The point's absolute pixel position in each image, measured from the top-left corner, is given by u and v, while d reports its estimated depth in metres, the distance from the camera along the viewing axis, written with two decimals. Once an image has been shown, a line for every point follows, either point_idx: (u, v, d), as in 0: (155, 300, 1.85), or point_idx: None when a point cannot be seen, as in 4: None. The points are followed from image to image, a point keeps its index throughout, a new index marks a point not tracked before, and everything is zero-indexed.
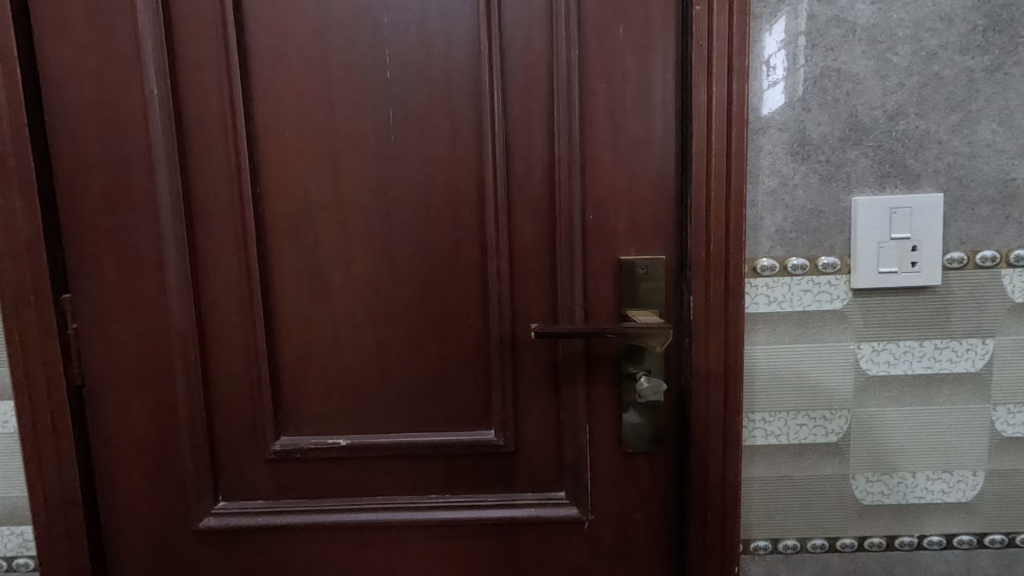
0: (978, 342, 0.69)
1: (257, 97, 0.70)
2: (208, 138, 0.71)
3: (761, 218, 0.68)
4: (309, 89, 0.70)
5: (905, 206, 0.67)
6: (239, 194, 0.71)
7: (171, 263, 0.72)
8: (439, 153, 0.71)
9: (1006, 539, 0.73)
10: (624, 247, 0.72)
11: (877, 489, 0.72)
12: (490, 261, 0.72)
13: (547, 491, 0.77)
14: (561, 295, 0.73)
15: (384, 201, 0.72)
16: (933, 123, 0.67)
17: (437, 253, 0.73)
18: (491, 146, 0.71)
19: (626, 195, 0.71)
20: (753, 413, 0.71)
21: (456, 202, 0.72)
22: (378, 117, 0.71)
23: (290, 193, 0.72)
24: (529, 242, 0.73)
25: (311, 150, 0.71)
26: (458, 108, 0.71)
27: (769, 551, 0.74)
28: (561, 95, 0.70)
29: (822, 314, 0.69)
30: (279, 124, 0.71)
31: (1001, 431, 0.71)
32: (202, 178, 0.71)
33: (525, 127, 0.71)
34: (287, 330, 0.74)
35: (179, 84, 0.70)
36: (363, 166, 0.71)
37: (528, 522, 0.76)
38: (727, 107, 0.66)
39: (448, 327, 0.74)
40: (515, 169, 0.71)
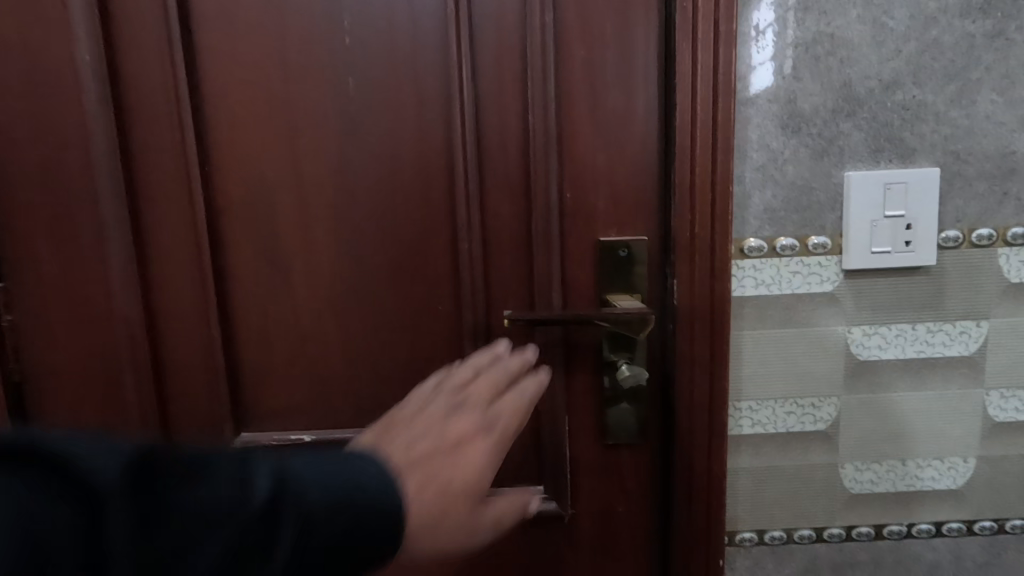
0: (971, 324, 0.67)
1: (203, 66, 0.64)
2: (150, 112, 0.65)
3: (749, 196, 0.64)
4: (261, 56, 0.64)
5: (900, 181, 0.63)
6: (186, 172, 0.65)
7: (115, 247, 0.66)
8: (405, 127, 0.66)
9: (996, 526, 0.71)
10: (604, 227, 0.68)
11: (866, 477, 0.70)
12: (462, 244, 0.68)
13: (525, 484, 0.74)
14: (538, 279, 0.69)
15: (346, 178, 0.66)
16: (930, 92, 0.63)
17: (405, 236, 0.68)
18: (460, 118, 0.66)
19: (607, 171, 0.67)
20: (740, 401, 0.68)
21: (424, 180, 0.67)
22: (337, 88, 0.65)
23: (243, 171, 0.66)
24: (503, 222, 0.68)
25: (265, 124, 0.65)
26: (424, 78, 0.65)
27: (754, 543, 0.71)
28: (537, 61, 0.64)
29: (811, 297, 0.66)
30: (228, 95, 0.65)
31: (993, 416, 0.69)
32: (145, 155, 0.65)
33: (498, 97, 0.66)
34: (246, 321, 0.69)
35: (115, 50, 0.63)
36: (323, 141, 0.66)
37: (505, 517, 0.73)
38: (713, 75, 0.61)
39: (418, 315, 0.69)
40: (488, 144, 0.66)
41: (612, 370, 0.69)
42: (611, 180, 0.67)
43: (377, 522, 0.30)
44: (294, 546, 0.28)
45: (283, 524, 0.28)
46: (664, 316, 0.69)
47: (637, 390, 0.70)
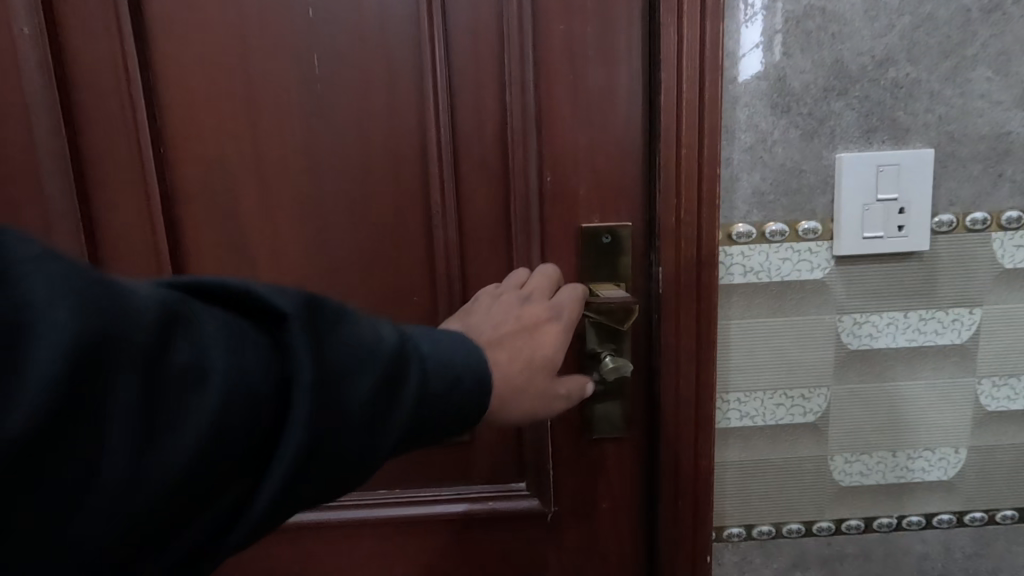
0: (964, 312, 0.65)
1: (153, 42, 0.60)
2: (99, 90, 0.60)
3: (737, 179, 0.61)
4: (217, 30, 0.60)
5: (892, 163, 0.60)
6: (140, 156, 0.61)
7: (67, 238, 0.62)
8: (375, 106, 0.62)
9: (986, 517, 0.70)
10: (586, 213, 0.65)
11: (856, 469, 0.68)
12: (437, 231, 0.64)
13: (506, 482, 0.71)
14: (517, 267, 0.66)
15: (313, 161, 0.63)
16: (924, 70, 0.60)
17: (377, 223, 0.64)
18: (433, 98, 0.62)
19: (589, 154, 0.64)
20: (727, 393, 0.66)
21: (396, 163, 0.63)
22: (301, 64, 0.61)
23: (201, 154, 0.62)
24: (480, 207, 0.65)
25: (223, 104, 0.61)
26: (394, 53, 0.61)
27: (742, 538, 0.69)
28: (513, 37, 0.61)
29: (801, 285, 0.63)
30: (183, 72, 0.60)
31: (985, 405, 0.67)
32: (94, 138, 0.61)
33: (474, 75, 0.62)
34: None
35: (53, 23, 0.59)
36: (286, 122, 0.62)
37: (486, 516, 0.71)
38: (700, 50, 0.58)
39: (392, 307, 0.66)
40: (463, 125, 0.63)
41: (596, 362, 0.66)
42: (593, 164, 0.64)
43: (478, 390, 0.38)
44: (429, 385, 0.36)
45: (422, 367, 0.36)
46: (649, 305, 0.67)
47: (622, 383, 0.68)
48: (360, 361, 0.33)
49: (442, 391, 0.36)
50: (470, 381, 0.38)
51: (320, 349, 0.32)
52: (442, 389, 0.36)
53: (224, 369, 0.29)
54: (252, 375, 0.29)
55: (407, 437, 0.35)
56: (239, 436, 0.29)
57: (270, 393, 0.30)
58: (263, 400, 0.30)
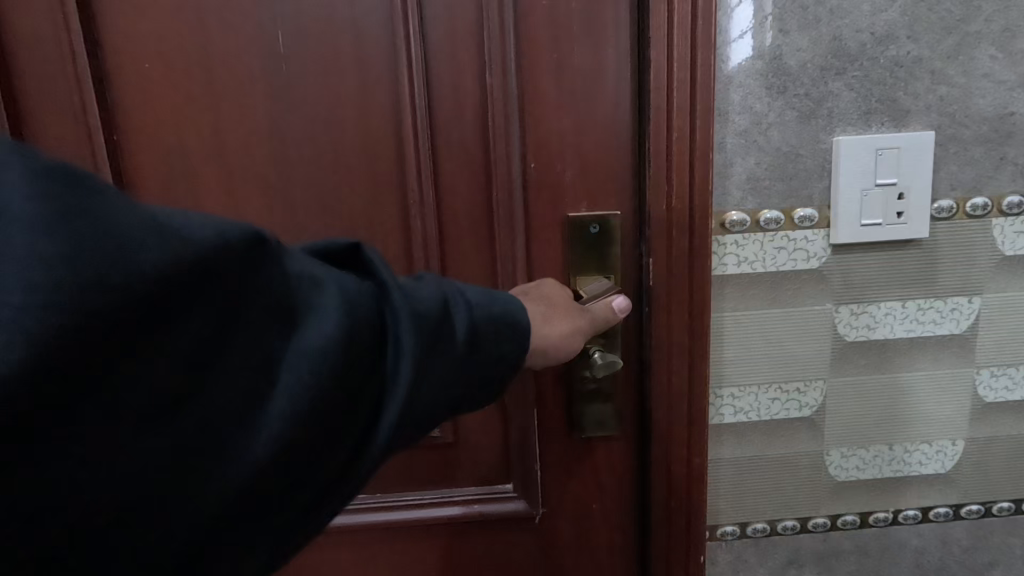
0: (964, 301, 0.62)
1: (116, 30, 0.58)
2: (46, 78, 0.58)
3: (731, 164, 0.58)
4: (181, 12, 0.57)
5: (892, 146, 0.58)
6: (91, 146, 0.60)
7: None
8: (346, 91, 0.59)
9: (983, 509, 0.68)
10: (573, 202, 0.61)
11: (852, 464, 0.66)
12: (415, 223, 0.62)
13: (493, 483, 0.69)
14: (500, 259, 0.63)
15: (285, 151, 0.60)
16: (927, 47, 0.57)
17: (351, 214, 0.62)
18: (408, 81, 0.58)
19: (576, 138, 0.60)
20: (721, 387, 0.63)
21: (369, 150, 0.60)
22: (265, 46, 0.58)
23: (158, 142, 0.60)
24: (461, 196, 0.62)
25: (182, 91, 0.59)
26: (365, 33, 0.58)
27: (736, 537, 0.67)
28: (492, 14, 0.57)
29: (797, 274, 0.61)
30: (137, 58, 0.58)
31: (983, 396, 0.65)
32: (44, 128, 0.60)
33: (451, 56, 0.58)
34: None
35: (10, 14, 0.57)
36: (249, 108, 0.59)
37: (472, 520, 0.69)
38: (691, 25, 0.55)
39: None
40: (440, 110, 0.59)
41: (585, 360, 0.63)
42: (580, 149, 0.60)
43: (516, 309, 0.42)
44: (481, 332, 0.40)
45: (476, 317, 0.40)
46: (640, 298, 0.63)
47: (612, 380, 0.65)
48: (433, 310, 0.37)
49: (493, 332, 0.40)
50: (513, 323, 0.41)
51: (407, 299, 0.36)
52: (492, 333, 0.40)
53: (333, 289, 0.34)
54: (356, 294, 0.35)
55: (472, 382, 0.39)
56: (359, 344, 0.33)
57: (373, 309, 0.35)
58: (370, 315, 0.34)
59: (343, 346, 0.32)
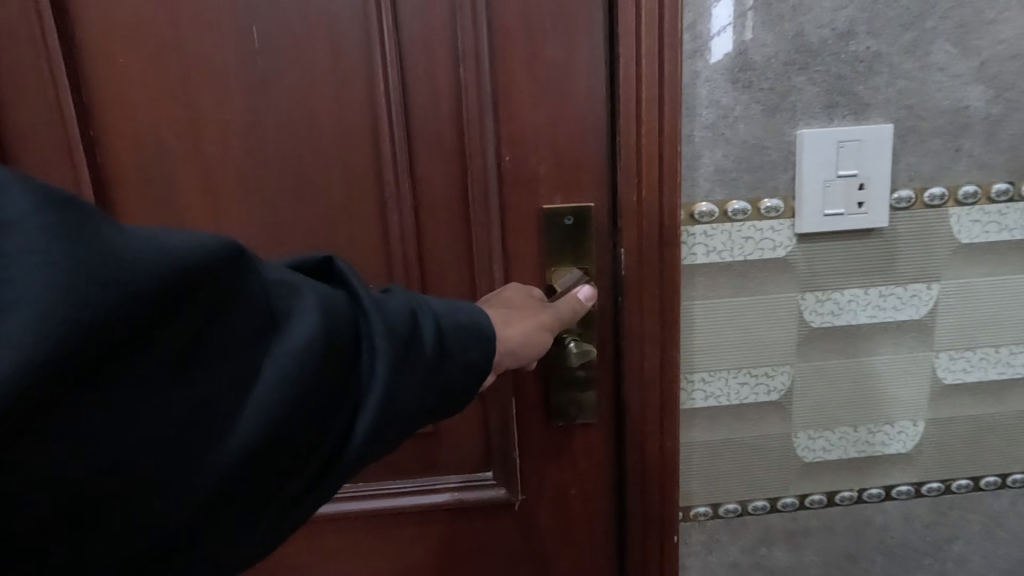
0: (923, 287, 0.65)
1: (89, 24, 0.58)
2: (17, 72, 0.58)
3: (699, 156, 0.60)
4: (155, 7, 0.58)
5: (853, 138, 0.60)
6: (66, 141, 0.60)
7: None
8: (321, 87, 0.60)
9: (943, 487, 0.71)
10: (547, 195, 0.63)
11: (819, 445, 0.69)
12: (392, 216, 0.63)
13: (473, 471, 0.70)
14: (477, 252, 0.64)
15: (262, 146, 0.61)
16: (885, 42, 0.59)
17: (328, 207, 0.63)
18: (381, 78, 0.60)
19: (550, 132, 0.61)
20: (692, 373, 0.65)
21: (344, 145, 0.61)
22: (238, 41, 0.59)
23: (133, 137, 0.61)
24: (436, 189, 0.63)
25: (155, 86, 0.59)
26: (338, 29, 0.59)
27: (709, 517, 0.70)
28: (465, 10, 0.58)
29: (764, 262, 0.63)
30: (109, 52, 0.59)
31: (942, 378, 0.68)
32: (15, 122, 0.60)
33: (425, 51, 0.59)
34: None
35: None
36: (224, 104, 0.60)
37: (454, 507, 0.70)
38: (659, 22, 0.56)
39: None
40: (414, 105, 0.61)
41: (562, 351, 0.65)
42: (554, 143, 0.61)
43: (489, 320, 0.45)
44: (453, 342, 0.41)
45: (448, 328, 0.42)
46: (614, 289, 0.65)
47: (590, 370, 0.66)
48: (407, 322, 0.39)
49: (465, 339, 0.42)
50: (483, 333, 0.43)
51: (381, 313, 0.38)
52: (463, 343, 0.42)
53: (312, 297, 0.36)
54: (333, 303, 0.36)
55: (446, 393, 0.40)
56: (338, 348, 0.35)
57: (349, 317, 0.37)
58: (347, 322, 0.36)
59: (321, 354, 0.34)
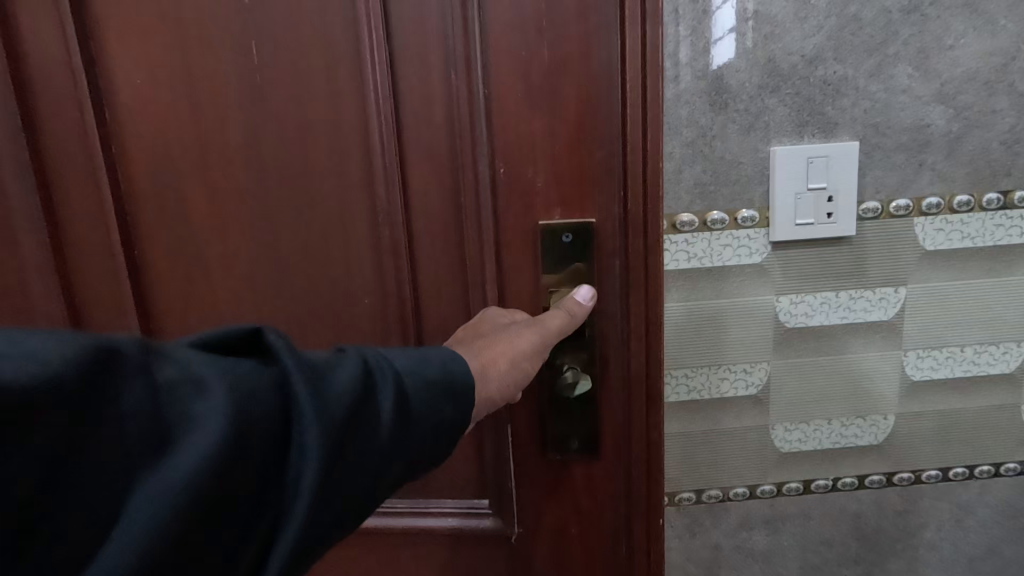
0: (890, 291, 0.70)
1: (118, 59, 0.67)
2: (55, 101, 0.69)
3: (680, 172, 0.66)
4: (197, 47, 0.66)
5: (822, 154, 0.65)
6: (92, 159, 0.70)
7: (83, 242, 0.73)
8: (326, 115, 0.67)
9: (913, 477, 0.76)
10: (545, 210, 0.68)
11: (795, 437, 0.74)
12: (387, 230, 0.70)
13: (471, 499, 0.79)
14: (471, 264, 0.71)
15: (267, 164, 0.69)
16: (851, 67, 0.65)
17: (334, 219, 0.70)
18: (378, 110, 0.67)
19: (543, 148, 0.66)
20: (675, 368, 0.71)
21: (341, 166, 0.69)
22: (252, 76, 0.67)
23: (151, 157, 0.70)
24: (431, 207, 0.70)
25: (170, 113, 0.68)
26: (342, 66, 0.66)
27: (693, 502, 0.76)
28: (458, 39, 0.64)
29: (741, 268, 0.69)
30: (130, 84, 0.68)
31: (910, 375, 0.73)
32: (53, 144, 0.70)
33: (424, 77, 0.66)
34: (205, 309, 0.75)
35: (45, 50, 0.67)
36: (239, 130, 0.68)
37: (448, 533, 0.79)
38: (640, 53, 0.61)
39: (346, 288, 0.73)
40: (408, 132, 0.68)
41: (554, 374, 0.70)
42: (552, 156, 0.66)
43: (454, 364, 0.46)
44: (415, 402, 0.42)
45: (411, 388, 0.43)
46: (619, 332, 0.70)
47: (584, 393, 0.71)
48: (350, 386, 0.39)
49: (423, 393, 0.43)
50: (456, 387, 0.45)
51: (306, 386, 0.37)
52: (420, 398, 0.43)
53: (217, 380, 0.35)
54: (245, 383, 0.36)
55: (409, 451, 0.41)
56: (253, 430, 0.35)
57: (266, 394, 0.36)
58: (263, 401, 0.36)
59: (241, 432, 0.34)
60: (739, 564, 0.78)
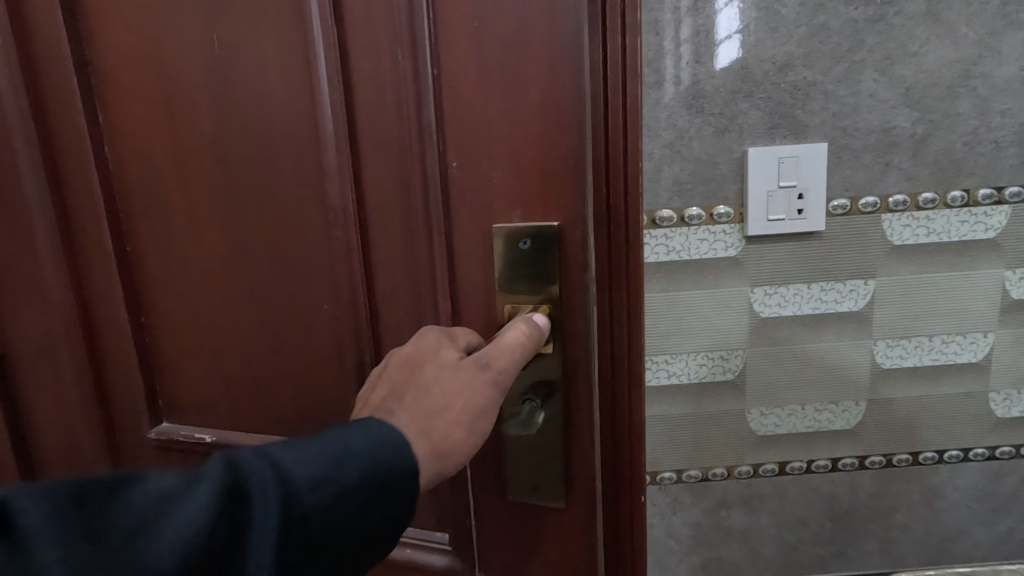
0: (860, 283, 0.75)
1: (110, 67, 0.76)
2: (58, 107, 0.78)
3: (660, 170, 0.72)
4: (186, 56, 0.73)
5: (791, 155, 0.70)
6: (86, 157, 0.79)
7: (111, 239, 0.81)
8: (283, 118, 0.71)
9: (885, 460, 0.81)
10: (507, 209, 0.70)
11: (770, 420, 0.79)
12: (340, 231, 0.73)
13: (431, 532, 0.84)
14: (422, 267, 0.73)
15: (232, 162, 0.75)
16: (819, 73, 0.69)
17: (295, 216, 0.74)
18: (328, 113, 0.69)
19: (500, 148, 0.68)
20: (656, 354, 0.76)
21: (295, 166, 0.73)
22: (221, 82, 0.72)
23: (133, 154, 0.78)
24: (387, 210, 0.72)
25: (151, 114, 0.76)
26: (291, 69, 0.70)
27: (673, 481, 0.81)
28: (404, 38, 0.66)
29: (716, 261, 0.73)
30: (115, 87, 0.76)
31: (880, 363, 0.77)
32: (59, 145, 0.80)
33: (376, 81, 0.68)
34: (205, 303, 0.81)
35: (50, 62, 0.76)
36: (211, 131, 0.74)
37: (406, 562, 0.85)
38: (620, 62, 0.64)
39: (312, 286, 0.76)
40: (359, 133, 0.70)
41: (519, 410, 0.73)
42: (513, 150, 0.68)
43: (335, 466, 0.42)
44: (289, 531, 0.39)
45: (307, 510, 0.40)
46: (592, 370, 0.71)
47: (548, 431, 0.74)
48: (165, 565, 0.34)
49: (293, 521, 0.39)
50: (366, 479, 0.44)
51: None
52: (288, 529, 0.39)
53: None
54: None
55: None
56: None
57: None
58: None
59: None
60: (718, 542, 0.83)
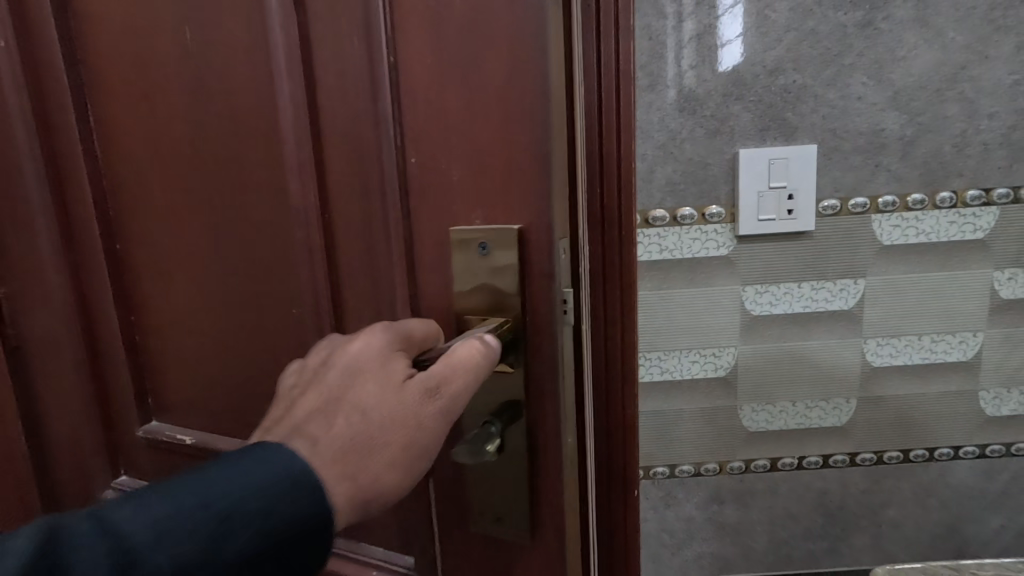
0: (850, 283, 0.76)
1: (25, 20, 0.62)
2: None
3: (653, 171, 0.73)
4: None
5: (781, 156, 0.72)
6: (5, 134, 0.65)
7: (45, 238, 0.67)
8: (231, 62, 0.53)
9: (876, 457, 0.82)
10: (465, 212, 0.48)
11: (761, 416, 0.80)
12: (303, 228, 0.55)
13: (394, 552, 0.61)
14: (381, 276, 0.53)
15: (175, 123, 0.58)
16: (809, 76, 0.71)
17: (250, 193, 0.56)
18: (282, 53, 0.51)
19: (464, 119, 0.47)
20: (648, 351, 0.78)
21: (247, 127, 0.54)
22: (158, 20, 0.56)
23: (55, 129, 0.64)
24: (346, 192, 0.52)
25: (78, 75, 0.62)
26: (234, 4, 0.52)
27: (666, 476, 0.82)
28: None
29: (708, 259, 0.75)
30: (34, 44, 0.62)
31: (870, 361, 0.79)
32: None
33: (320, 24, 0.50)
34: (154, 314, 0.66)
35: None
36: (149, 86, 0.58)
37: None
38: (614, 66, 0.67)
39: (273, 285, 0.58)
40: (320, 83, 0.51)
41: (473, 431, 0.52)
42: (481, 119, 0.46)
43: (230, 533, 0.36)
44: None
45: (226, 563, 0.36)
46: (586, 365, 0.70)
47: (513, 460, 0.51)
48: None
49: None
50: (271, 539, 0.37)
51: None
52: None
53: None
54: None
55: None
56: None
57: None
58: None
59: None
60: (710, 536, 0.84)
